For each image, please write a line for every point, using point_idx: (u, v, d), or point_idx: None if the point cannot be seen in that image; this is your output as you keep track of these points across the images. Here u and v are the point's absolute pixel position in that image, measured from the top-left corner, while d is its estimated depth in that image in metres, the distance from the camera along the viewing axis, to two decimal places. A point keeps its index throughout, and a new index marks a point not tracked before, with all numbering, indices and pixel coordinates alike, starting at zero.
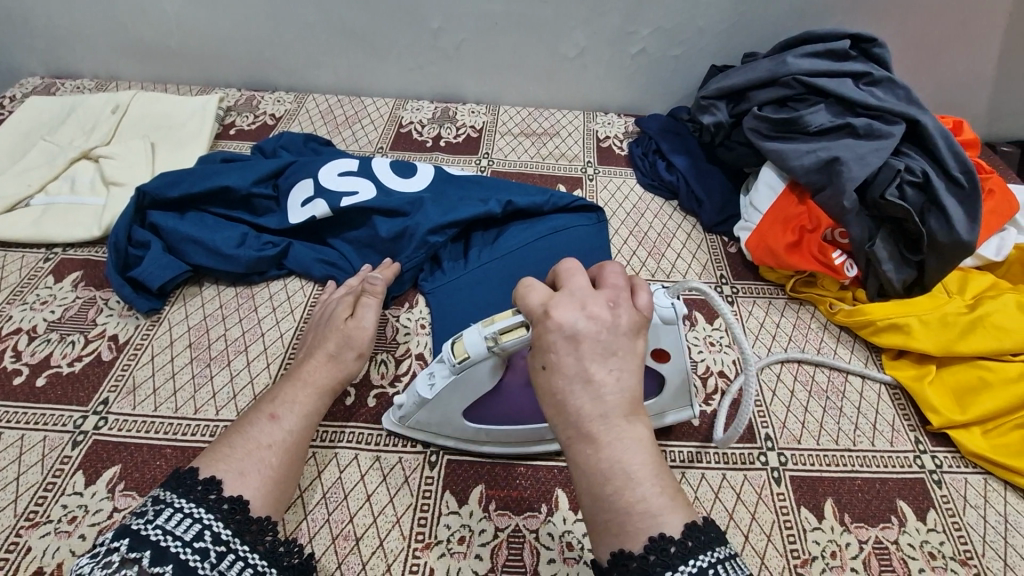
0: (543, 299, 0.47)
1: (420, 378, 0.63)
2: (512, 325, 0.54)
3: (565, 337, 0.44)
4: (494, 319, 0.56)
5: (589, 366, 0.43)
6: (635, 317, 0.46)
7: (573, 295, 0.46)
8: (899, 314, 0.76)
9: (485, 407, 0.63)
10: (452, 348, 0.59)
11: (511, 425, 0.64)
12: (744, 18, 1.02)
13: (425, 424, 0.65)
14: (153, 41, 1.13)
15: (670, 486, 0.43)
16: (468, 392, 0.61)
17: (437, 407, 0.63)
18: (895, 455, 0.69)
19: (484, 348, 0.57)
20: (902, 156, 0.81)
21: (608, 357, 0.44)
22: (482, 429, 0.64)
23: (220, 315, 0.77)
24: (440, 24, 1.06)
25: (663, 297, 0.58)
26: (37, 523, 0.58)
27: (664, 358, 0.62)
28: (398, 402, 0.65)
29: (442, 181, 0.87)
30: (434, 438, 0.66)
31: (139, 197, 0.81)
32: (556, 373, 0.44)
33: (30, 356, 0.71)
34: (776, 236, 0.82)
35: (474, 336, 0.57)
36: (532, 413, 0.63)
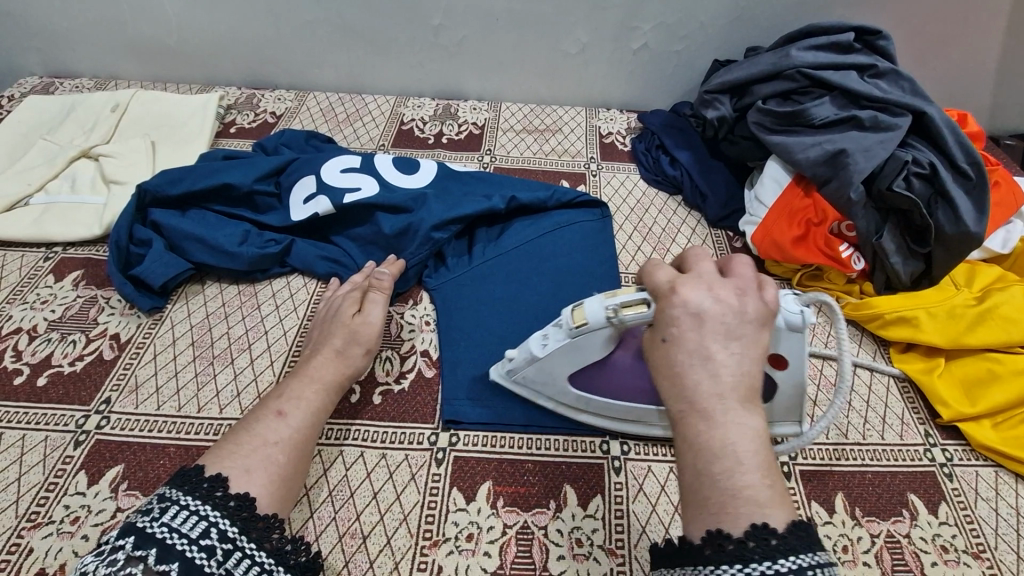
0: (671, 277, 0.48)
1: (534, 337, 0.63)
2: (636, 301, 0.55)
3: (688, 313, 0.44)
4: (618, 292, 0.56)
5: (708, 343, 0.43)
6: (763, 307, 0.45)
7: (702, 277, 0.47)
8: (907, 307, 0.75)
9: (590, 376, 0.64)
10: (570, 313, 0.60)
11: (615, 399, 0.64)
12: (746, 12, 1.01)
13: (530, 382, 0.66)
14: (152, 39, 1.12)
15: (780, 485, 0.41)
16: (580, 357, 0.62)
17: (546, 369, 0.64)
18: (905, 449, 0.68)
19: (603, 318, 0.57)
20: (909, 148, 0.80)
21: (729, 339, 0.43)
22: (584, 397, 0.65)
23: (222, 313, 0.76)
24: (441, 21, 1.06)
25: (792, 302, 0.56)
26: (39, 524, 0.57)
27: (781, 364, 0.60)
28: (509, 356, 0.66)
29: (445, 178, 0.87)
30: (534, 399, 0.68)
31: (140, 195, 0.80)
32: (674, 346, 0.44)
33: (31, 356, 0.70)
34: (782, 230, 0.82)
35: (596, 304, 0.57)
36: (639, 391, 0.64)
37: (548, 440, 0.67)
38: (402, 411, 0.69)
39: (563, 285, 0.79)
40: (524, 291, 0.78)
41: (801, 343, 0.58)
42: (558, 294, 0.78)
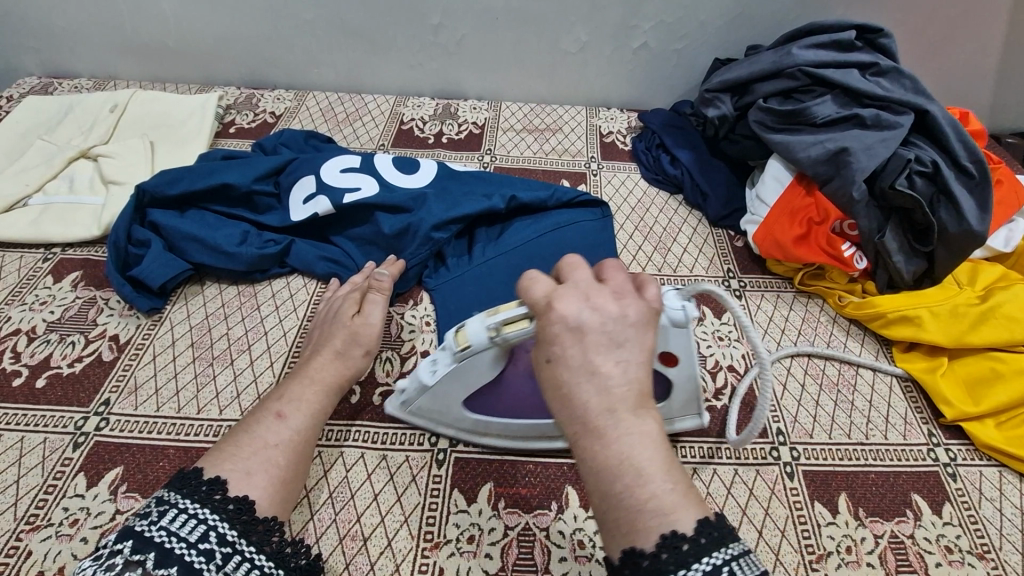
0: (546, 289, 0.44)
1: (422, 365, 0.62)
2: (518, 316, 0.52)
3: (567, 329, 0.41)
4: (499, 310, 0.54)
5: (591, 357, 0.41)
6: (644, 307, 0.43)
7: (577, 287, 0.43)
8: (909, 306, 0.75)
9: (488, 398, 0.62)
10: (453, 337, 0.58)
11: (514, 419, 0.63)
12: (747, 10, 1.01)
13: (425, 411, 0.64)
14: (151, 39, 1.12)
15: (684, 481, 0.39)
16: (469, 381, 0.60)
17: (439, 395, 0.62)
18: (908, 449, 0.68)
19: (485, 339, 0.55)
20: (911, 146, 0.80)
21: (614, 348, 0.41)
22: (482, 420, 0.63)
23: (222, 314, 0.76)
24: (440, 20, 1.05)
25: (674, 298, 0.54)
26: (38, 527, 0.57)
27: (673, 360, 0.60)
28: (400, 387, 0.64)
29: (445, 177, 0.86)
30: (431, 428, 0.66)
31: (138, 196, 0.79)
32: (560, 366, 0.41)
33: (30, 357, 0.70)
34: (783, 229, 0.82)
35: (476, 325, 0.55)
36: (535, 407, 0.62)
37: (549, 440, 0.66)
38: None
39: None
40: None
41: (686, 336, 0.57)
42: None
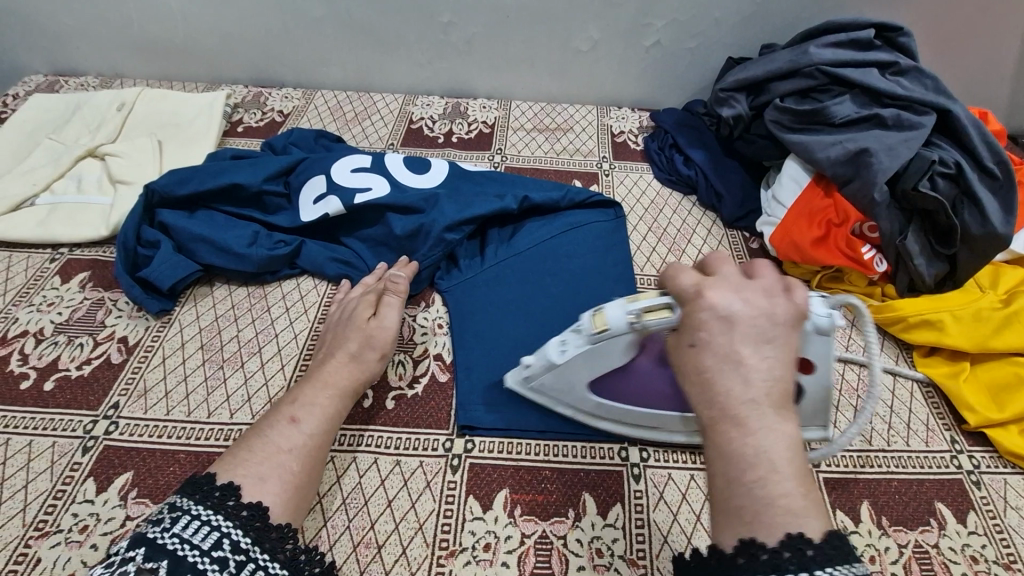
0: (695, 280, 0.45)
1: (551, 343, 0.61)
2: (660, 304, 0.52)
3: (716, 316, 0.41)
4: (640, 297, 0.54)
5: (738, 348, 0.40)
6: (795, 308, 0.42)
7: (728, 279, 0.44)
8: (931, 309, 0.74)
9: (612, 382, 0.62)
10: (589, 319, 0.57)
11: (638, 405, 0.63)
12: (762, 9, 0.99)
13: (547, 390, 0.64)
14: (158, 37, 1.11)
15: (814, 488, 0.39)
16: (599, 364, 0.60)
17: (564, 376, 0.62)
18: (931, 455, 0.66)
19: (625, 324, 0.54)
20: (933, 147, 0.78)
21: (762, 343, 0.41)
22: (604, 404, 0.64)
23: (232, 315, 0.75)
24: (450, 18, 1.04)
25: (821, 304, 0.54)
26: (47, 533, 0.56)
27: (809, 368, 0.59)
28: (525, 362, 0.64)
29: (457, 177, 0.85)
30: (552, 408, 0.66)
31: (148, 195, 0.78)
32: (704, 354, 0.41)
33: (38, 360, 0.69)
34: (802, 230, 0.80)
35: (618, 309, 0.55)
36: (663, 397, 0.62)
37: (565, 447, 0.65)
38: (416, 416, 0.67)
39: (578, 287, 0.77)
40: (538, 293, 0.76)
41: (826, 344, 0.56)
42: (573, 296, 0.76)
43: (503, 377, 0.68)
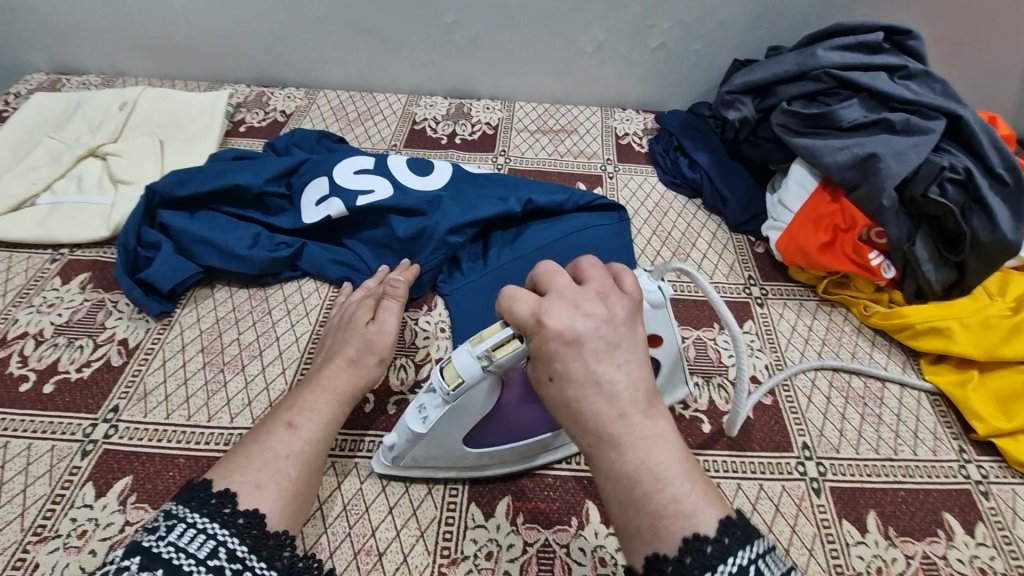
0: (532, 308, 0.46)
1: (410, 413, 0.57)
2: (504, 335, 0.52)
3: (565, 344, 0.43)
4: (483, 336, 0.53)
5: (593, 368, 0.43)
6: (627, 301, 0.47)
7: (562, 296, 0.46)
8: (939, 317, 0.73)
9: (484, 430, 0.59)
10: (441, 375, 0.55)
11: (515, 443, 0.60)
12: (768, 11, 0.98)
13: (422, 462, 0.60)
14: (161, 35, 1.10)
15: (701, 481, 0.42)
16: (466, 416, 0.57)
17: (433, 439, 0.58)
18: (939, 465, 0.66)
19: (479, 369, 0.53)
20: (942, 152, 0.78)
21: (612, 352, 0.44)
22: (482, 453, 0.60)
23: (233, 318, 0.74)
24: (455, 18, 1.03)
25: (646, 279, 0.59)
26: (45, 538, 0.55)
27: (657, 342, 0.61)
28: (387, 444, 0.59)
29: (460, 179, 0.85)
30: (431, 476, 0.61)
31: (149, 196, 0.78)
32: (565, 384, 0.43)
33: (37, 362, 0.68)
34: (808, 235, 0.79)
35: (465, 357, 0.54)
36: (534, 426, 0.60)
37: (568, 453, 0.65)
38: None
39: None
40: None
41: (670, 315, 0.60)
42: None
43: (370, 463, 0.63)
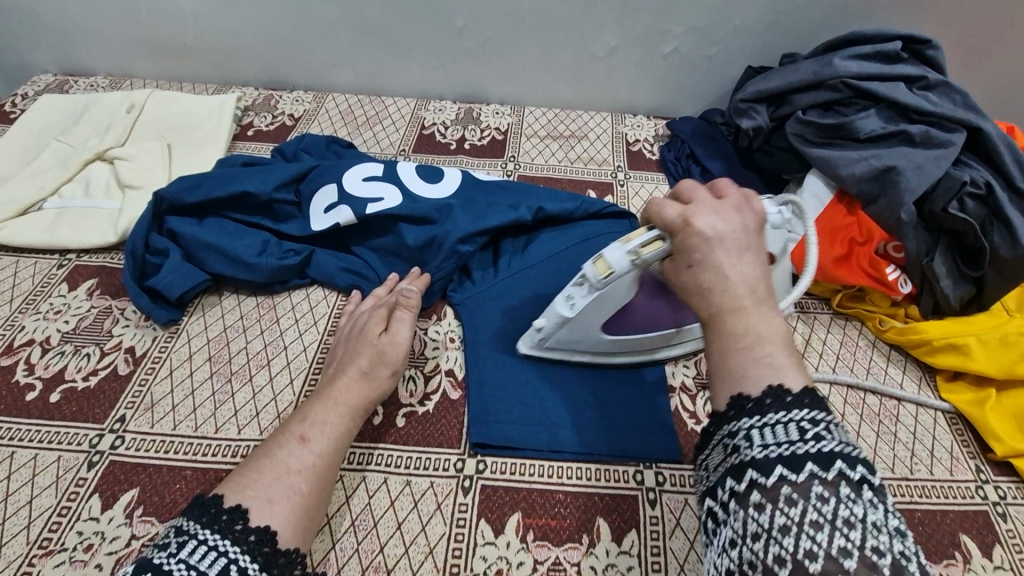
0: (679, 211, 0.52)
1: (558, 302, 0.66)
2: (654, 238, 0.56)
3: (702, 239, 0.49)
4: (633, 236, 0.58)
5: (724, 258, 0.48)
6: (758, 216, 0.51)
7: (706, 205, 0.51)
8: (956, 333, 0.72)
9: (620, 321, 0.67)
10: (592, 267, 0.61)
11: (645, 333, 0.69)
12: (783, 16, 0.97)
13: (565, 342, 0.69)
14: (169, 38, 1.09)
15: (795, 355, 0.44)
16: (607, 307, 0.64)
17: (577, 326, 0.66)
18: (955, 485, 0.64)
19: (627, 263, 0.58)
20: (962, 166, 0.77)
21: (743, 252, 0.48)
22: (615, 340, 0.69)
23: (241, 327, 0.73)
24: (465, 22, 1.02)
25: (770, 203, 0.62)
26: (52, 551, 0.54)
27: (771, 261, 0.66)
28: (537, 327, 0.68)
29: (470, 187, 0.83)
30: (568, 357, 0.70)
31: (156, 202, 0.77)
32: (700, 269, 0.48)
33: (43, 370, 0.68)
34: (823, 249, 0.78)
35: (616, 252, 0.59)
36: (664, 319, 0.68)
37: (578, 469, 0.64)
38: (427, 434, 0.66)
39: None
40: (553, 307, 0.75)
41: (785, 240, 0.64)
42: None
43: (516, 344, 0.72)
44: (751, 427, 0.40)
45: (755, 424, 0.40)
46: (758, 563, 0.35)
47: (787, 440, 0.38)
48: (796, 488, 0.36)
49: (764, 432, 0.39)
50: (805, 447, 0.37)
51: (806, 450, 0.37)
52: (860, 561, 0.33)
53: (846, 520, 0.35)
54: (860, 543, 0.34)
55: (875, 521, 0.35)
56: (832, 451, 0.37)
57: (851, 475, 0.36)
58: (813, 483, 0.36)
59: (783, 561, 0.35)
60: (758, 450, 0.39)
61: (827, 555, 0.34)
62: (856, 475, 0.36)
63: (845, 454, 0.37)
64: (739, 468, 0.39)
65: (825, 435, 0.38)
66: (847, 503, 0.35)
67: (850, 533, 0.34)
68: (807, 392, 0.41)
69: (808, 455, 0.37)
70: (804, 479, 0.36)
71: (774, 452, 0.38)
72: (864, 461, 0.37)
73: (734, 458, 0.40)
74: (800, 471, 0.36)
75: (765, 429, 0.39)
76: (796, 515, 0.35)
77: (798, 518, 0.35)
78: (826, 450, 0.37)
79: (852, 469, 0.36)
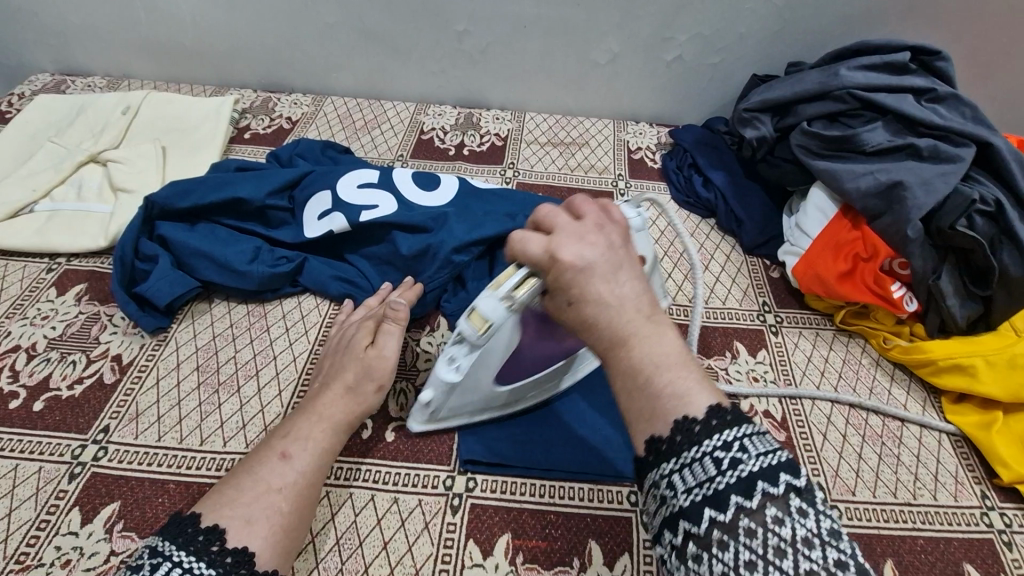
0: (542, 244, 0.45)
1: (439, 366, 0.58)
2: (523, 278, 0.49)
3: (578, 274, 0.43)
4: (504, 278, 0.50)
5: (602, 289, 0.43)
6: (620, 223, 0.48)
7: (567, 231, 0.46)
8: (963, 353, 0.69)
9: (512, 369, 0.61)
10: (468, 322, 0.53)
11: (542, 371, 0.64)
12: (789, 25, 0.95)
13: (461, 405, 0.63)
14: (167, 38, 1.08)
15: (701, 372, 0.42)
16: (494, 360, 0.57)
17: (466, 385, 0.60)
18: (959, 511, 0.62)
19: (505, 313, 0.51)
20: (971, 181, 0.75)
21: (615, 274, 0.44)
22: (511, 389, 0.64)
23: (230, 335, 0.72)
24: (466, 26, 1.00)
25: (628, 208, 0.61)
26: (28, 567, 0.53)
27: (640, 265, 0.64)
28: (425, 401, 0.61)
29: (466, 195, 0.82)
30: (471, 419, 0.65)
31: (147, 207, 0.76)
32: (581, 304, 0.43)
33: (28, 377, 0.67)
34: (826, 263, 0.76)
35: (489, 302, 0.51)
36: (556, 354, 0.63)
37: (571, 488, 0.62)
38: (417, 449, 0.64)
39: None
40: None
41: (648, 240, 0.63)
42: None
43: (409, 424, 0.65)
44: (671, 472, 0.38)
45: (674, 468, 0.38)
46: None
47: (708, 477, 0.36)
48: (726, 529, 0.34)
49: (684, 474, 0.37)
50: (725, 480, 0.35)
51: (726, 483, 0.35)
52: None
53: (780, 545, 0.33)
54: (794, 569, 0.33)
55: (807, 533, 0.34)
56: (751, 474, 0.35)
57: (775, 492, 0.35)
58: (740, 517, 0.34)
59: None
60: (684, 497, 0.36)
61: None
62: (780, 490, 0.35)
63: (766, 471, 0.35)
64: (671, 521, 0.37)
65: (742, 456, 0.36)
66: (778, 529, 0.34)
67: (783, 563, 0.33)
68: (714, 411, 0.39)
69: (731, 490, 0.35)
70: (731, 518, 0.34)
71: (698, 494, 0.36)
72: (785, 467, 0.36)
73: (664, 509, 0.38)
74: (726, 510, 0.35)
75: (685, 471, 0.37)
76: (732, 559, 0.34)
77: (735, 562, 0.34)
78: (745, 474, 0.35)
79: (774, 485, 0.35)
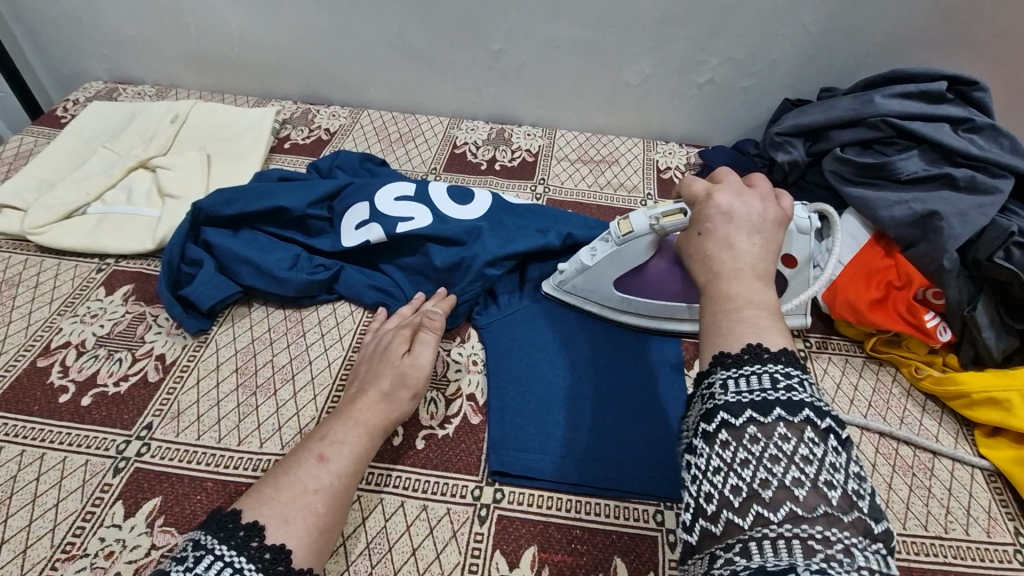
0: (705, 189, 0.57)
1: (582, 251, 0.75)
2: (675, 210, 0.68)
3: (719, 213, 0.53)
4: (657, 206, 0.70)
5: (732, 235, 0.51)
6: (781, 212, 0.54)
7: (733, 186, 0.56)
8: (998, 386, 0.68)
9: (634, 280, 0.75)
10: (616, 225, 0.72)
11: (653, 299, 0.75)
12: (823, 52, 0.96)
13: (578, 290, 0.77)
14: (215, 51, 1.13)
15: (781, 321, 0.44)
16: (625, 263, 0.73)
17: (594, 272, 0.74)
18: (992, 548, 0.61)
19: (647, 227, 0.70)
20: (1009, 213, 0.75)
21: (754, 233, 0.51)
22: (626, 298, 0.76)
23: (268, 339, 0.74)
24: (502, 45, 1.03)
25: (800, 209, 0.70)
26: (73, 557, 0.55)
27: (789, 261, 0.73)
28: (560, 269, 0.77)
29: (499, 210, 0.83)
30: (580, 307, 0.78)
31: (194, 213, 0.79)
32: (709, 239, 0.52)
33: (77, 373, 0.70)
34: (858, 290, 0.76)
35: (640, 216, 0.70)
36: (674, 291, 0.74)
37: (596, 504, 0.62)
38: (445, 459, 0.65)
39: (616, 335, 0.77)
40: (577, 335, 0.76)
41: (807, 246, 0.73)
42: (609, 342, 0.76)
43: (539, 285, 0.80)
44: (727, 377, 0.41)
45: (731, 374, 0.41)
46: (718, 495, 0.38)
47: (760, 388, 0.39)
48: (763, 428, 0.38)
49: (739, 381, 0.40)
50: (777, 394, 0.39)
51: (777, 397, 0.39)
52: (812, 490, 0.36)
53: (808, 458, 0.37)
54: (814, 476, 0.36)
55: (833, 461, 0.37)
56: (803, 400, 0.39)
57: (818, 422, 0.38)
58: (779, 425, 0.38)
59: (740, 491, 0.37)
60: (732, 396, 0.40)
61: (781, 486, 0.36)
62: (823, 423, 0.38)
63: (814, 405, 0.39)
64: (712, 412, 0.40)
65: (796, 387, 0.40)
66: (810, 445, 0.37)
67: (806, 467, 0.37)
68: (783, 350, 0.41)
69: (781, 403, 0.38)
70: (771, 421, 0.38)
71: (747, 397, 0.39)
72: (832, 413, 0.40)
73: (709, 403, 0.41)
74: (769, 414, 0.38)
75: (741, 378, 0.40)
76: (759, 452, 0.37)
77: (760, 454, 0.37)
78: (796, 398, 0.39)
79: (820, 418, 0.38)
